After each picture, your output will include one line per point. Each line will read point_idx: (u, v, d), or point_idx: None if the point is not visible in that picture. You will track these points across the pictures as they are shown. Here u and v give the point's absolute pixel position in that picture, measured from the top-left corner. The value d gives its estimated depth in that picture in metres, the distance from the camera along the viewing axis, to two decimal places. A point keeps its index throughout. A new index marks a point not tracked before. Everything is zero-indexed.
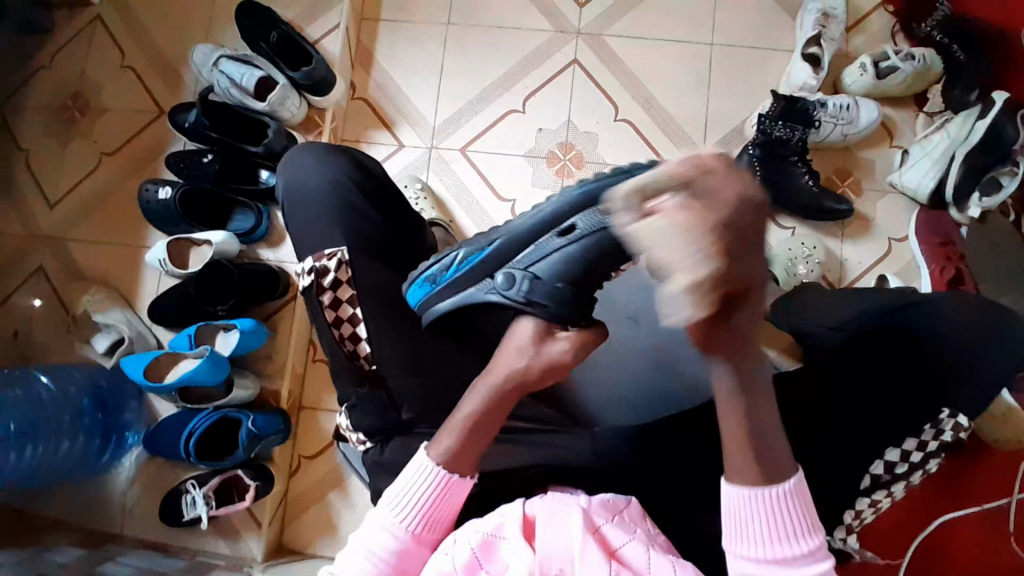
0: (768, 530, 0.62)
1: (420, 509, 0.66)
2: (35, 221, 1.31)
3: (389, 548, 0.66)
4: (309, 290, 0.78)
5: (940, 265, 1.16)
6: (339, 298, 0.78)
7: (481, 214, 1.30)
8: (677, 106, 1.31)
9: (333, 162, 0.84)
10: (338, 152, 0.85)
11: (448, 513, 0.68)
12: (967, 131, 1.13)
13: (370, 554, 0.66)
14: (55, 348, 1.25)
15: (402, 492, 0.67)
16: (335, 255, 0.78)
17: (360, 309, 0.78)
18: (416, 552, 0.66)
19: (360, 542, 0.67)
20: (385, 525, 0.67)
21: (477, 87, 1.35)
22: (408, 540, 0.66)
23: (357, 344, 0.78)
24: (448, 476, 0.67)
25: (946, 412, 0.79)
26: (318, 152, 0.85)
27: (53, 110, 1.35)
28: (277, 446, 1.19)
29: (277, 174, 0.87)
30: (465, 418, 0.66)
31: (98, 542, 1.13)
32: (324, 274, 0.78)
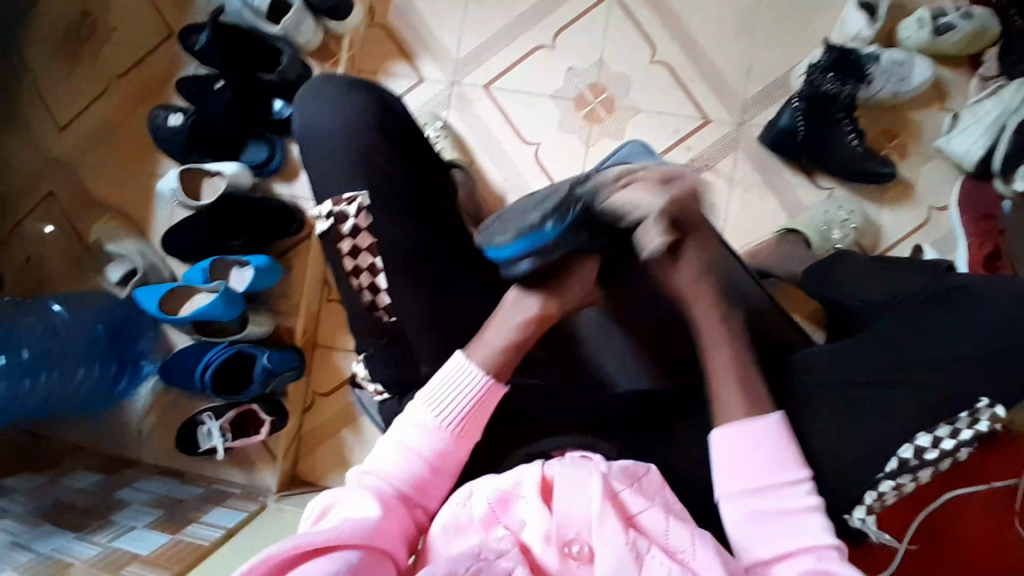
0: (763, 461, 0.65)
1: (460, 410, 0.67)
2: (45, 144, 1.28)
3: (427, 446, 0.65)
4: (328, 235, 0.76)
5: (978, 239, 1.09)
6: (359, 247, 0.75)
7: (503, 157, 1.25)
8: (719, 50, 1.22)
9: (353, 101, 0.77)
10: (360, 87, 0.79)
11: (483, 419, 0.68)
12: (1021, 99, 1.05)
13: (404, 450, 0.65)
14: (69, 276, 1.24)
15: (444, 391, 0.67)
16: (354, 200, 0.75)
17: (379, 260, 0.74)
18: (450, 452, 0.66)
19: (396, 438, 0.66)
20: (422, 422, 0.66)
21: (504, 19, 1.26)
22: (447, 441, 0.66)
23: (375, 295, 0.75)
24: (487, 381, 0.68)
25: (983, 402, 0.72)
26: (339, 87, 0.78)
27: (59, 25, 1.28)
28: (292, 383, 1.20)
29: (294, 109, 0.80)
30: (495, 349, 0.69)
31: (117, 468, 1.16)
32: (342, 220, 0.75)
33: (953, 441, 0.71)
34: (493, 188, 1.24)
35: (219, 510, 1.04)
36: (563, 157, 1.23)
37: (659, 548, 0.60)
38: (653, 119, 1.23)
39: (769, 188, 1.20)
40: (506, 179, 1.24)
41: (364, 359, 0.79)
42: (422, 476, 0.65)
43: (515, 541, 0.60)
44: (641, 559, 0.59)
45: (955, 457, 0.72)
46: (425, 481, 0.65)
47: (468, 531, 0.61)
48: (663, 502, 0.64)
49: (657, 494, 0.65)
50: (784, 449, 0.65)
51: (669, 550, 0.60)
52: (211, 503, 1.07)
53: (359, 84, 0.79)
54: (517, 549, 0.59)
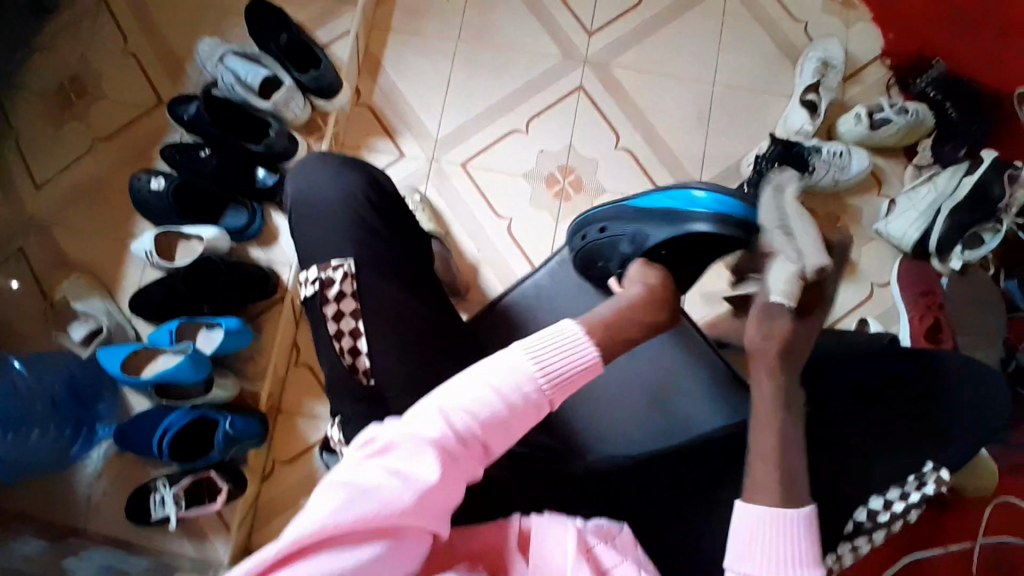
0: (775, 550, 0.66)
1: (559, 369, 0.61)
2: (22, 201, 1.28)
3: (514, 398, 0.59)
4: (313, 299, 0.79)
5: (920, 313, 1.18)
6: (342, 310, 0.78)
7: (476, 229, 1.31)
8: (677, 139, 1.33)
9: (343, 170, 0.85)
10: (350, 159, 0.87)
11: (576, 386, 0.63)
12: (954, 185, 1.18)
13: (490, 392, 0.59)
14: (29, 334, 1.21)
15: (545, 346, 0.62)
16: (340, 266, 0.79)
17: (361, 323, 0.78)
18: (534, 410, 0.60)
19: (484, 377, 0.59)
20: (516, 368, 0.60)
21: (482, 105, 1.36)
22: (535, 397, 0.60)
23: (356, 357, 0.77)
24: (590, 353, 0.63)
25: (929, 466, 0.79)
26: (330, 158, 0.87)
27: (50, 90, 1.33)
28: (252, 450, 1.16)
29: (287, 178, 0.88)
30: (600, 320, 0.67)
31: (59, 538, 1.09)
32: (329, 285, 0.79)
33: (904, 503, 0.77)
34: (467, 259, 1.29)
35: None
36: (534, 231, 1.30)
37: None
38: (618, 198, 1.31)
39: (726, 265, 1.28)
40: (479, 251, 1.30)
41: (337, 422, 0.79)
42: (498, 424, 0.58)
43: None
44: None
45: (906, 518, 0.78)
46: (502, 430, 0.59)
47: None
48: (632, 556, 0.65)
49: (627, 549, 0.66)
50: (802, 544, 0.67)
51: None
52: None
53: (352, 163, 0.87)
54: None
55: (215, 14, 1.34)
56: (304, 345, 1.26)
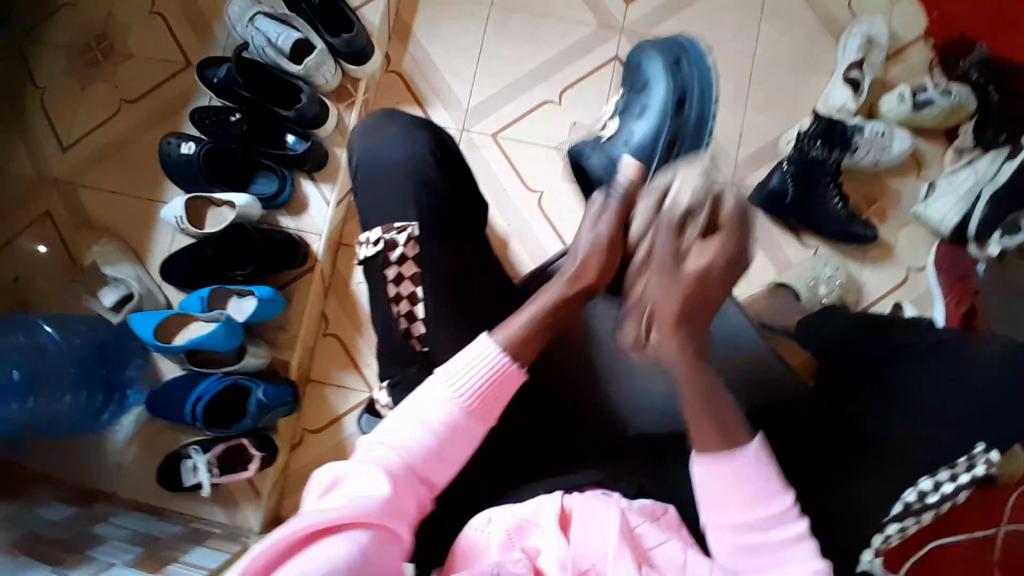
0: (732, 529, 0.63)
1: (477, 389, 0.68)
2: (47, 164, 1.26)
3: (443, 421, 0.67)
4: (375, 261, 0.77)
5: (956, 299, 1.15)
6: (402, 275, 0.76)
7: (506, 202, 1.29)
8: (714, 114, 1.30)
9: (402, 139, 0.83)
10: (416, 127, 0.85)
11: (500, 397, 0.70)
12: (994, 171, 1.17)
13: (419, 423, 0.67)
14: (58, 298, 1.21)
15: (462, 372, 0.69)
16: (404, 230, 0.77)
17: (421, 288, 0.76)
18: (461, 428, 0.67)
19: (412, 411, 0.67)
20: (439, 397, 0.68)
21: (514, 73, 1.33)
22: (460, 417, 0.67)
23: (412, 323, 0.76)
24: (504, 362, 0.69)
25: (979, 446, 0.76)
26: (395, 122, 0.84)
27: (75, 49, 1.29)
28: (283, 418, 1.17)
29: (350, 143, 0.85)
30: (517, 330, 0.71)
31: (91, 500, 1.11)
32: (392, 247, 0.76)
33: (953, 485, 0.75)
34: (498, 232, 1.28)
35: (200, 550, 0.99)
36: (565, 205, 1.28)
37: None
38: None
39: (758, 244, 1.26)
40: (510, 225, 1.28)
41: (386, 387, 0.78)
42: (436, 451, 0.66)
43: (529, 565, 0.63)
44: None
45: (954, 499, 0.77)
46: (436, 457, 0.66)
47: (486, 554, 0.65)
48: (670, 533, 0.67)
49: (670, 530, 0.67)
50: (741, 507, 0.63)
51: None
52: (190, 543, 1.02)
53: (421, 123, 0.85)
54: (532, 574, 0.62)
55: None
56: (333, 316, 1.26)
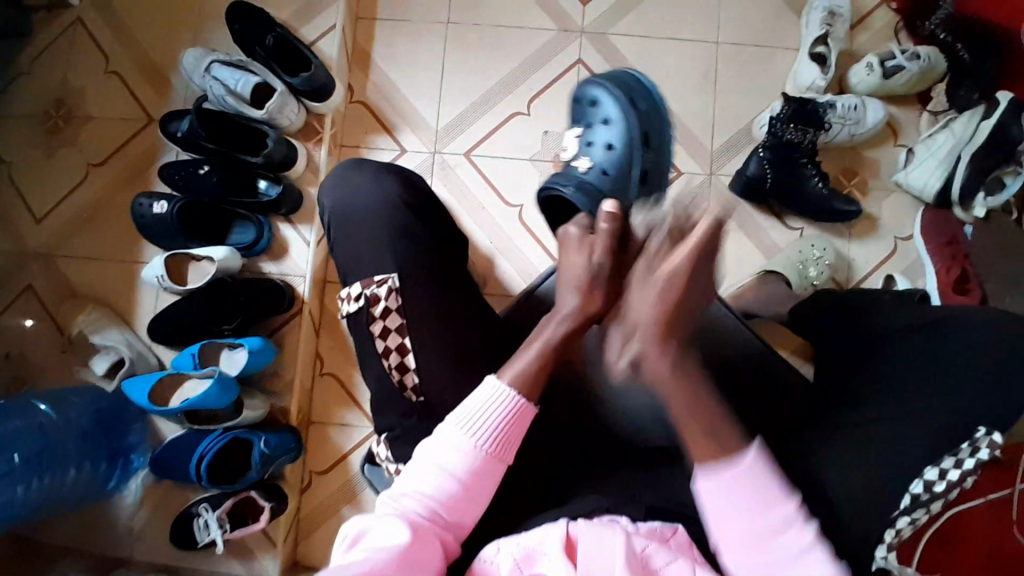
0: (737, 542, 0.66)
1: (494, 431, 0.69)
2: (23, 237, 1.26)
3: (461, 465, 0.67)
4: (359, 315, 0.77)
5: (947, 264, 1.15)
6: (388, 327, 0.76)
7: (486, 219, 1.28)
8: (685, 106, 1.29)
9: (370, 186, 0.82)
10: (388, 173, 0.84)
11: (518, 436, 0.70)
12: (972, 130, 1.14)
13: (438, 471, 0.67)
14: (52, 371, 1.20)
15: (475, 413, 0.69)
16: (385, 281, 0.77)
17: (409, 339, 0.75)
18: (481, 470, 0.68)
19: (429, 459, 0.68)
20: (456, 443, 0.68)
21: (479, 88, 1.31)
22: (479, 459, 0.68)
23: (403, 374, 0.75)
24: (519, 402, 0.70)
25: (982, 430, 0.77)
26: (367, 171, 0.83)
27: (38, 119, 1.29)
28: (288, 464, 1.17)
29: (320, 195, 0.83)
30: (520, 367, 0.71)
31: (108, 569, 1.10)
32: (374, 301, 0.76)
33: (959, 471, 0.76)
34: (481, 251, 1.27)
35: None
36: (545, 217, 1.27)
37: None
38: None
39: (744, 232, 1.25)
40: (492, 242, 1.27)
41: (383, 439, 0.77)
42: (457, 496, 0.67)
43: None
44: None
45: (962, 485, 0.77)
46: (459, 500, 0.67)
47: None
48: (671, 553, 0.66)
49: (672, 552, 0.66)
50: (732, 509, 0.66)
51: None
52: None
53: (391, 169, 0.85)
54: None
55: (195, 22, 1.29)
56: (327, 355, 1.25)
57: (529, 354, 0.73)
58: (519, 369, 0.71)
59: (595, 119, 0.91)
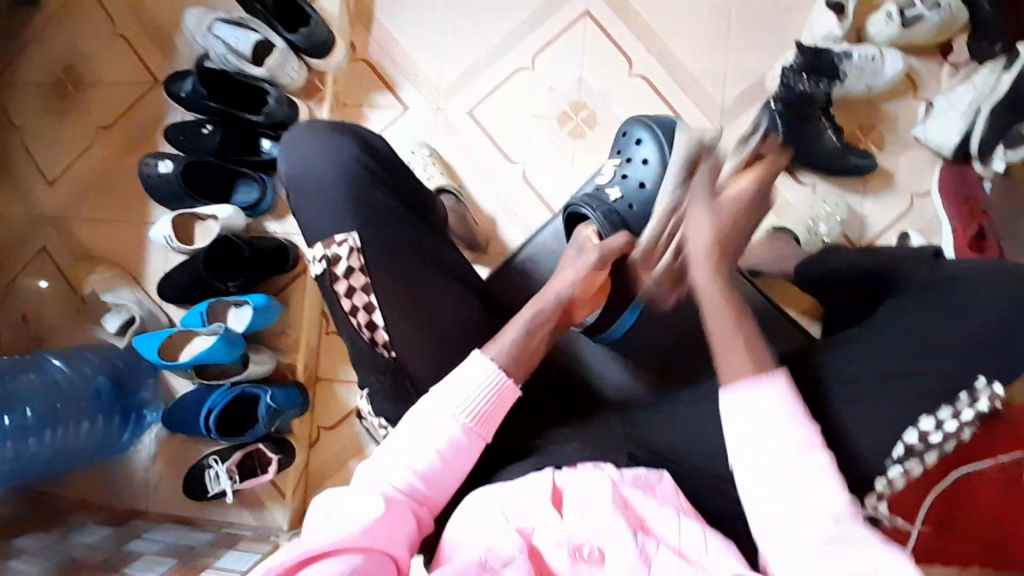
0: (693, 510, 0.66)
1: (480, 410, 0.70)
2: (36, 200, 1.28)
3: (448, 440, 0.68)
4: (322, 279, 0.76)
5: (964, 223, 1.11)
6: (353, 286, 0.76)
7: (490, 179, 1.27)
8: (694, 60, 1.25)
9: (342, 141, 0.80)
10: (346, 131, 0.82)
11: (499, 414, 0.72)
12: (992, 84, 1.07)
13: (422, 445, 0.68)
14: (67, 331, 1.24)
15: (465, 392, 0.70)
16: (345, 241, 0.76)
17: (374, 297, 0.76)
18: (464, 446, 0.69)
19: (405, 438, 0.68)
20: (443, 419, 0.69)
21: (482, 44, 1.29)
22: (463, 434, 0.69)
23: (374, 332, 0.76)
24: (502, 381, 0.72)
25: (983, 380, 0.74)
26: (327, 130, 0.81)
27: (45, 82, 1.30)
28: (296, 420, 1.19)
29: (279, 159, 0.81)
30: (507, 348, 0.74)
31: (125, 519, 1.15)
32: (336, 262, 0.76)
33: (957, 423, 0.74)
34: (484, 211, 1.26)
35: (232, 553, 1.03)
36: (549, 174, 1.25)
37: (667, 548, 0.62)
38: None
39: None
40: (495, 201, 1.26)
41: (366, 395, 0.81)
42: (433, 475, 0.68)
43: (525, 545, 0.62)
44: (648, 561, 0.61)
45: (959, 437, 0.75)
46: (440, 472, 0.68)
47: (478, 536, 0.63)
48: (797, 405, 0.62)
49: (793, 398, 0.62)
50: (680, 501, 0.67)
51: (682, 552, 0.62)
52: (223, 549, 1.05)
53: (343, 128, 0.82)
54: (524, 553, 0.61)
55: None
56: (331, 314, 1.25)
57: (514, 332, 0.76)
58: (508, 346, 0.74)
59: (635, 157, 0.91)
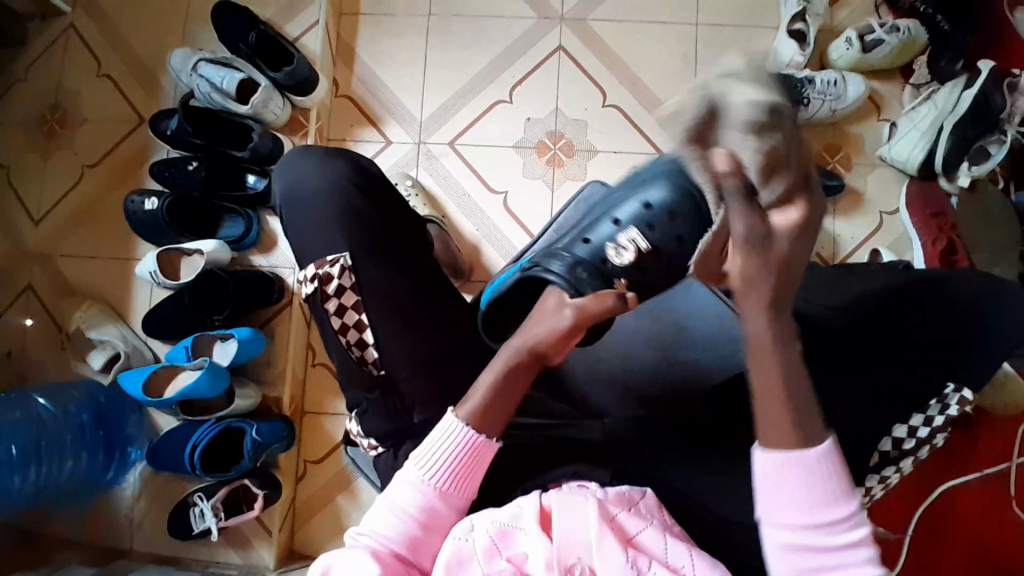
0: (809, 499, 0.54)
1: (448, 470, 0.68)
2: (21, 239, 1.29)
3: (417, 504, 0.67)
4: (313, 297, 0.78)
5: (933, 237, 1.15)
6: (344, 305, 0.77)
7: (472, 207, 1.29)
8: (666, 89, 1.30)
9: (328, 167, 0.82)
10: (333, 155, 0.84)
11: (476, 470, 0.69)
12: (954, 101, 1.13)
13: (396, 513, 0.67)
14: (50, 368, 1.23)
15: (431, 453, 0.68)
16: (337, 261, 0.77)
17: (366, 315, 0.77)
18: (439, 509, 0.67)
19: (386, 499, 0.68)
20: (411, 484, 0.68)
21: (462, 78, 1.33)
22: (434, 496, 0.67)
23: (364, 350, 0.77)
24: (473, 435, 0.68)
25: (951, 387, 0.79)
26: (313, 157, 0.83)
27: (32, 123, 1.32)
28: (282, 452, 1.18)
29: (271, 182, 0.85)
30: (475, 407, 0.69)
31: (109, 559, 1.13)
32: (327, 280, 0.77)
33: (929, 429, 0.78)
34: (467, 239, 1.28)
35: None
36: (530, 201, 1.28)
37: (659, 563, 0.63)
38: (613, 158, 1.28)
39: None
40: (478, 229, 1.28)
41: (354, 415, 0.80)
42: (417, 537, 0.66)
43: (517, 572, 0.62)
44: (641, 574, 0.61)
45: (932, 443, 0.79)
46: (418, 536, 0.66)
47: (471, 564, 0.63)
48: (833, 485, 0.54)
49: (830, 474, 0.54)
50: (820, 484, 0.54)
51: (669, 564, 0.63)
52: None
53: (337, 152, 0.85)
54: None
55: (182, 24, 1.32)
56: (318, 345, 1.26)
57: (490, 376, 0.70)
58: (481, 397, 0.69)
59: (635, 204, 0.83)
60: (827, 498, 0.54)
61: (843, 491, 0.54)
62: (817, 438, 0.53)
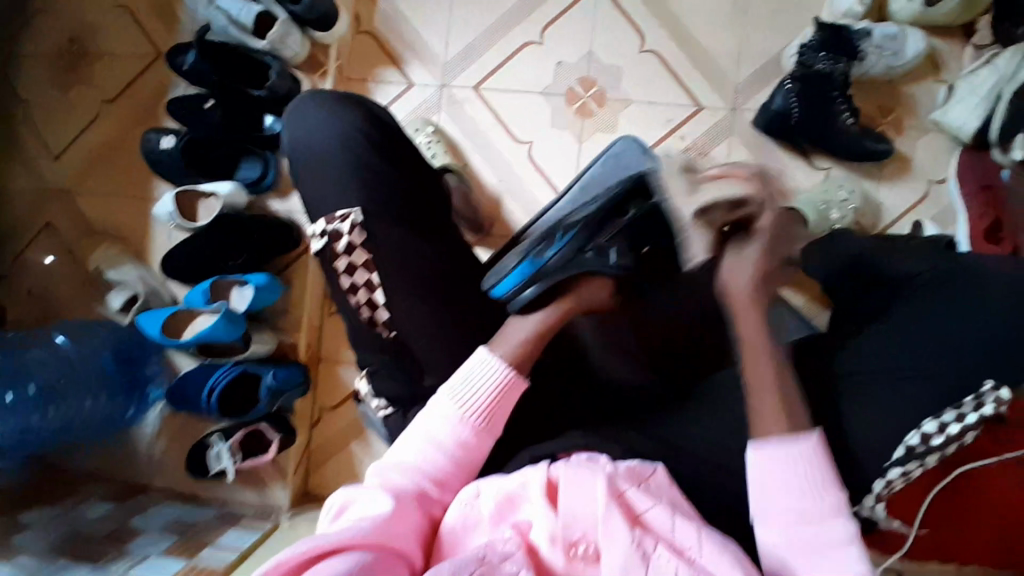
0: (789, 497, 0.62)
1: (482, 406, 0.69)
2: (40, 175, 1.27)
3: (450, 437, 0.68)
4: (323, 254, 0.75)
5: (980, 211, 1.05)
6: (355, 263, 0.75)
7: (496, 157, 1.24)
8: (710, 36, 1.21)
9: (344, 112, 0.78)
10: (349, 100, 0.79)
11: (506, 410, 0.71)
12: (1016, 67, 1.04)
13: (427, 444, 0.68)
14: (71, 305, 1.25)
15: (467, 390, 0.70)
16: (348, 217, 0.74)
17: (377, 275, 0.75)
18: (471, 445, 0.69)
19: (419, 432, 0.69)
20: (445, 417, 0.69)
21: (491, 18, 1.25)
22: (467, 433, 0.69)
23: (374, 310, 0.75)
24: (508, 375, 0.70)
25: (988, 385, 0.72)
26: (328, 101, 0.79)
27: (49, 53, 1.28)
28: (299, 398, 1.19)
29: (282, 125, 0.81)
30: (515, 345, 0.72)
31: (129, 493, 1.17)
32: (337, 237, 0.74)
33: (960, 425, 0.71)
34: (489, 191, 1.23)
35: (234, 531, 1.06)
36: (556, 154, 1.22)
37: (664, 545, 0.60)
38: (647, 110, 1.21)
39: (766, 171, 1.19)
40: (500, 182, 1.23)
41: (367, 374, 0.81)
42: (446, 470, 0.68)
43: (520, 541, 0.60)
44: (646, 558, 0.59)
45: (962, 440, 0.73)
46: (449, 469, 0.68)
47: (477, 528, 0.63)
48: (829, 478, 0.62)
49: (822, 465, 0.63)
50: (818, 476, 0.62)
51: (677, 548, 0.60)
52: (225, 526, 1.08)
53: (351, 96, 0.80)
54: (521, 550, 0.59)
55: None
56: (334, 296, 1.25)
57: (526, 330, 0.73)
58: (514, 344, 0.72)
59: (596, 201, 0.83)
60: (812, 492, 0.62)
61: (833, 483, 0.62)
62: (802, 430, 0.64)
